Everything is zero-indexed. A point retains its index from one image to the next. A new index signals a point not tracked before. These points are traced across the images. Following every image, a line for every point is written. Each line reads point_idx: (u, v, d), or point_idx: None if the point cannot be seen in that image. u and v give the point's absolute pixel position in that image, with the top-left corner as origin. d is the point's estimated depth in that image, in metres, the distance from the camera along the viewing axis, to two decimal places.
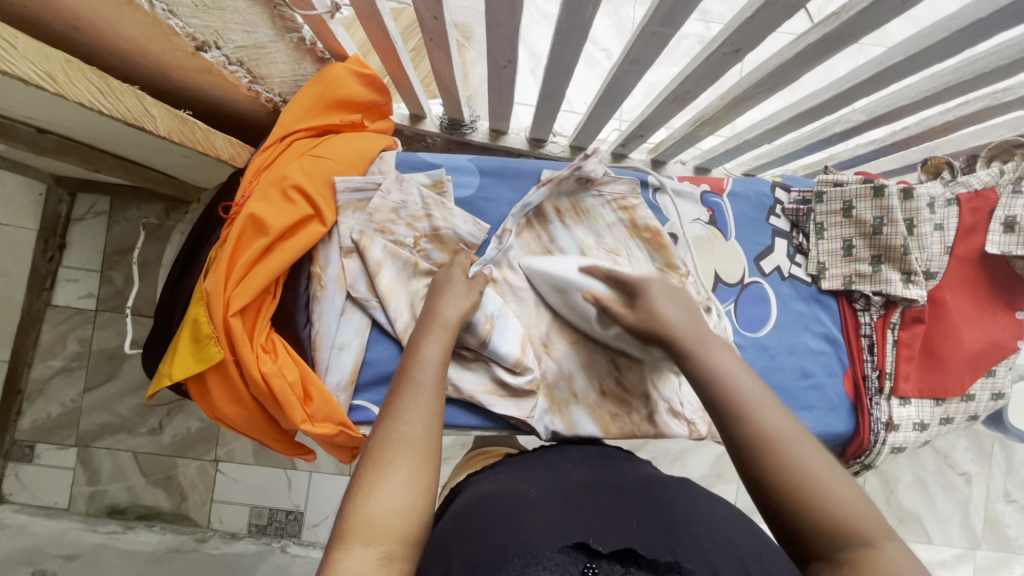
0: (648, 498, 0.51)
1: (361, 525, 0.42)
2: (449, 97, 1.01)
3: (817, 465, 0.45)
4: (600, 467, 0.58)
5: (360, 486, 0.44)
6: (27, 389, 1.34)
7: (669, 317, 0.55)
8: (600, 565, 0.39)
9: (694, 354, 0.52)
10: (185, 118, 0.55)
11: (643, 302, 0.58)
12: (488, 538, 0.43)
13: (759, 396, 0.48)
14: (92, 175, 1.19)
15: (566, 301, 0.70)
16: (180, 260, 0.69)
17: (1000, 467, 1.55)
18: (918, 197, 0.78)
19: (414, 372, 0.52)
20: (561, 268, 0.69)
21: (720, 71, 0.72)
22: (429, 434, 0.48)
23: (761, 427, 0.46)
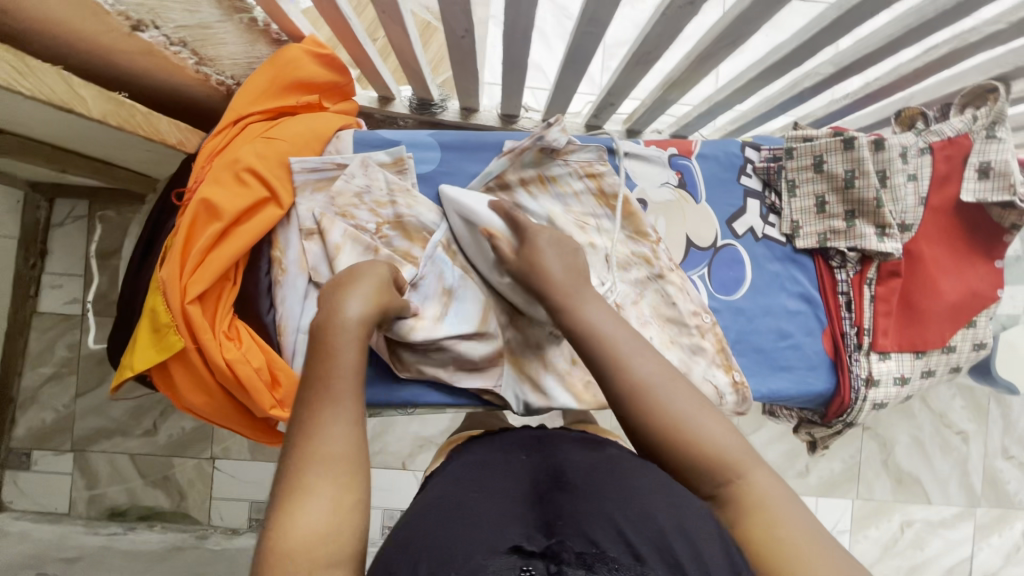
0: (580, 480, 0.44)
1: (284, 562, 0.37)
2: (414, 75, 0.99)
3: (664, 384, 0.49)
4: (542, 450, 0.51)
5: (277, 515, 0.39)
6: (18, 397, 1.33)
7: (549, 267, 0.57)
8: (536, 567, 0.35)
9: (568, 304, 0.54)
10: (121, 100, 0.53)
11: (529, 248, 0.60)
12: (430, 539, 0.38)
13: (628, 347, 0.50)
14: (66, 178, 1.17)
15: (471, 241, 0.69)
16: (139, 251, 0.68)
17: (997, 424, 1.55)
18: (890, 148, 0.76)
19: (326, 381, 0.44)
20: (471, 204, 0.68)
21: (681, 26, 0.71)
22: (350, 448, 0.42)
23: (637, 380, 0.49)
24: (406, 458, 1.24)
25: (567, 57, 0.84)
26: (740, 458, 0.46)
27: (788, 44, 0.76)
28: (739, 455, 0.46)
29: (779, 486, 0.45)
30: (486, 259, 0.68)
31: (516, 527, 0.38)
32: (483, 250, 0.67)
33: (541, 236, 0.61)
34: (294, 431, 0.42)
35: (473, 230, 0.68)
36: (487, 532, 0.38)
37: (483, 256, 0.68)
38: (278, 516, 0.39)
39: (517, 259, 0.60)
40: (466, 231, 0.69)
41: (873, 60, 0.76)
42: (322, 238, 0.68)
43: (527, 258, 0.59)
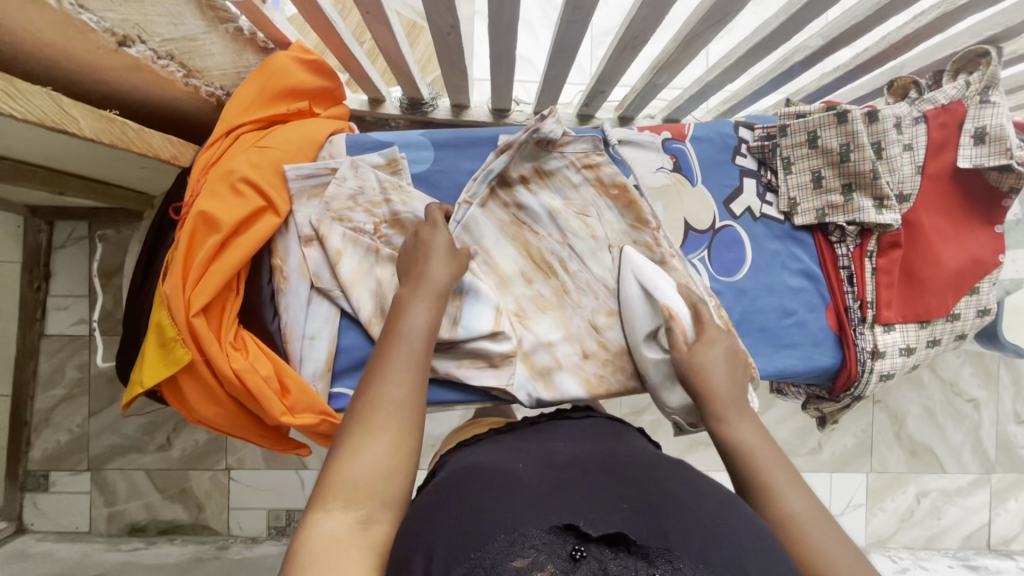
0: (635, 472, 0.44)
1: (346, 488, 0.43)
2: (403, 74, 0.99)
3: (816, 522, 0.45)
4: (593, 444, 0.51)
5: (348, 447, 0.45)
6: (32, 420, 1.34)
7: (718, 379, 0.58)
8: (589, 549, 0.36)
9: (723, 416, 0.55)
10: (111, 117, 0.54)
11: (701, 347, 0.61)
12: (470, 514, 0.39)
13: (783, 478, 0.48)
14: (63, 200, 1.18)
15: (643, 308, 0.69)
16: (140, 267, 0.68)
17: (1008, 389, 1.54)
18: (884, 119, 0.76)
19: (403, 336, 0.53)
20: (659, 280, 0.69)
21: (666, 9, 0.70)
22: (413, 400, 0.49)
23: (784, 509, 0.46)
24: (420, 458, 1.25)
25: (554, 47, 0.84)
26: None
27: (776, 20, 0.76)
28: None
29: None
30: (640, 330, 0.69)
31: (562, 506, 0.39)
32: (649, 324, 0.69)
33: (719, 340, 0.61)
34: (369, 379, 0.49)
35: (652, 302, 0.68)
36: (529, 510, 0.39)
37: (643, 327, 0.69)
38: (346, 447, 0.45)
39: (688, 351, 0.61)
40: (643, 299, 0.69)
41: (862, 30, 0.76)
42: (322, 243, 0.69)
43: (703, 354, 0.60)
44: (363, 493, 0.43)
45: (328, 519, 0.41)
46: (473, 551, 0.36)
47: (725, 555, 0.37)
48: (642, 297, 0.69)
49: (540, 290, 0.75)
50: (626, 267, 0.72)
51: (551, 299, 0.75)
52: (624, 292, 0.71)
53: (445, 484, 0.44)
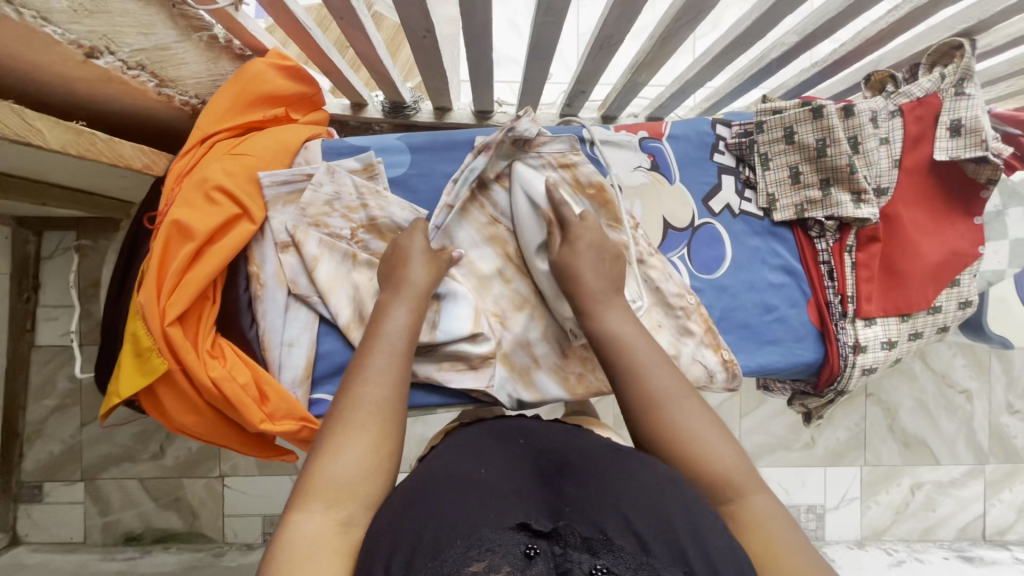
0: (593, 464, 0.44)
1: (326, 486, 0.44)
2: (383, 78, 0.99)
3: (679, 403, 0.51)
4: (557, 434, 0.51)
5: (328, 446, 0.46)
6: (24, 431, 1.34)
7: (587, 270, 0.61)
8: (541, 545, 0.37)
9: (593, 312, 0.59)
10: (80, 129, 0.53)
11: (570, 243, 0.64)
12: (425, 515, 0.39)
13: (652, 365, 0.53)
14: (48, 211, 1.17)
15: (530, 220, 0.72)
16: (116, 277, 0.68)
17: (1000, 379, 1.54)
18: (860, 113, 0.76)
19: (382, 338, 0.54)
20: (537, 186, 0.72)
21: (638, 8, 0.70)
22: (394, 400, 0.50)
23: (651, 390, 0.52)
24: (412, 461, 1.25)
25: (531, 49, 0.84)
26: (745, 480, 0.47)
27: (749, 18, 0.76)
28: (743, 478, 0.47)
29: (779, 514, 0.46)
30: (531, 241, 0.71)
31: (517, 503, 0.40)
32: (537, 235, 0.71)
33: (591, 225, 0.66)
34: (348, 380, 0.50)
35: (537, 211, 0.72)
36: (483, 510, 0.39)
37: (532, 238, 0.71)
38: (327, 446, 0.46)
39: (560, 250, 0.65)
40: (530, 211, 0.72)
41: (836, 26, 0.76)
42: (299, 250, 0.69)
43: (573, 243, 0.64)
44: (343, 492, 0.44)
45: (310, 518, 0.42)
46: (430, 559, 0.36)
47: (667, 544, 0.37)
48: (529, 209, 0.72)
49: (517, 290, 0.74)
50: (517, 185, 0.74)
51: (529, 299, 0.74)
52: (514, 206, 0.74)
53: (407, 486, 0.44)
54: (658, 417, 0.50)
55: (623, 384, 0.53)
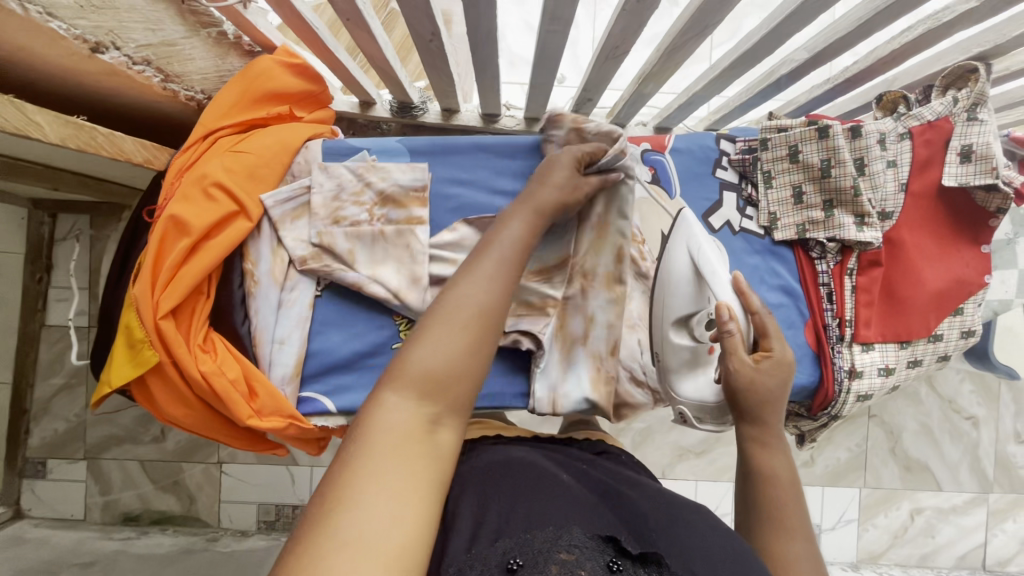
0: (665, 506, 0.48)
1: (425, 381, 0.41)
2: (391, 79, 0.99)
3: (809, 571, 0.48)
4: (610, 471, 0.55)
5: (434, 342, 0.42)
6: (32, 408, 1.37)
7: (762, 387, 0.56)
8: (624, 564, 0.41)
9: (766, 442, 0.56)
10: (80, 124, 0.54)
11: (769, 368, 0.57)
12: (520, 503, 0.44)
13: (800, 523, 0.51)
14: (60, 195, 1.20)
15: (684, 288, 0.67)
16: (114, 269, 0.69)
17: (1009, 408, 1.51)
18: (867, 135, 0.75)
19: (496, 243, 0.49)
20: (715, 261, 0.65)
21: (644, 21, 0.70)
22: (498, 307, 0.45)
23: (781, 549, 0.49)
24: None
25: (537, 56, 0.83)
26: None
27: (758, 34, 0.76)
28: None
29: None
30: (676, 309, 0.67)
31: (604, 522, 0.44)
32: (688, 307, 0.67)
33: (784, 358, 0.58)
34: (457, 277, 0.45)
35: (700, 283, 0.66)
36: (574, 515, 0.43)
37: (679, 309, 0.67)
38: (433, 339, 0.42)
39: (747, 367, 0.57)
40: (691, 279, 0.67)
41: (847, 45, 0.74)
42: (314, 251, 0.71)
43: (767, 374, 0.56)
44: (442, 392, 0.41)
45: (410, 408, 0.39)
46: (523, 530, 0.41)
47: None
48: (691, 275, 0.67)
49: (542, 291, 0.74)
50: (681, 236, 0.70)
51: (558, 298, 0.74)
52: (672, 258, 0.69)
53: (499, 468, 0.49)
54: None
55: (764, 520, 0.52)
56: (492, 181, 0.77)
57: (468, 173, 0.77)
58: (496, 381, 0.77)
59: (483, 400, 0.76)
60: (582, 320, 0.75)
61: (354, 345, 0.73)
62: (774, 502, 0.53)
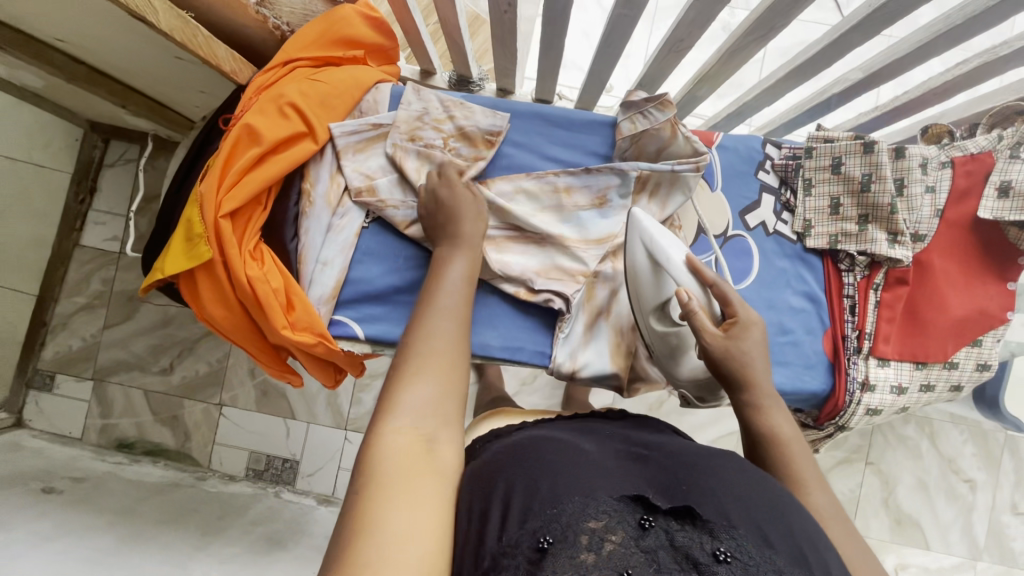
0: (701, 453, 0.50)
1: (434, 319, 0.54)
2: (456, 50, 1.03)
3: (834, 521, 0.52)
4: (644, 431, 0.57)
5: (427, 299, 0.56)
6: (51, 322, 1.40)
7: (753, 360, 0.61)
8: (656, 519, 0.41)
9: (759, 406, 0.59)
10: (186, 19, 0.62)
11: (738, 333, 0.61)
12: (538, 475, 0.43)
13: (812, 474, 0.54)
14: (124, 120, 1.25)
15: (648, 278, 0.70)
16: (183, 172, 0.74)
17: (1008, 477, 1.50)
18: (910, 157, 0.77)
19: (438, 294, 0.57)
20: (669, 246, 0.67)
21: (714, 14, 0.74)
22: (456, 342, 0.53)
23: (810, 505, 0.52)
24: None
25: (603, 41, 0.88)
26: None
27: (818, 46, 0.79)
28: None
29: None
30: (648, 300, 0.70)
31: (629, 480, 0.44)
32: (656, 297, 0.70)
33: (749, 319, 0.62)
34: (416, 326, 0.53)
35: (659, 271, 0.69)
36: (597, 476, 0.43)
37: (650, 299, 0.70)
38: (428, 301, 0.57)
39: (723, 343, 0.61)
40: (650, 268, 0.69)
41: (902, 68, 0.78)
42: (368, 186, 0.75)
43: (739, 340, 0.61)
44: (452, 321, 0.54)
45: (427, 340, 0.52)
46: (549, 506, 0.40)
47: (791, 543, 0.41)
48: (649, 264, 0.69)
49: (575, 258, 0.77)
50: (633, 232, 0.71)
51: (588, 269, 0.77)
52: (630, 254, 0.71)
53: (521, 445, 0.49)
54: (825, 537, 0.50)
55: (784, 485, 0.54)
56: (544, 147, 0.82)
57: (523, 137, 0.82)
58: (519, 336, 0.79)
59: (503, 350, 0.78)
60: (608, 292, 0.78)
61: (390, 280, 0.77)
62: (782, 462, 0.56)
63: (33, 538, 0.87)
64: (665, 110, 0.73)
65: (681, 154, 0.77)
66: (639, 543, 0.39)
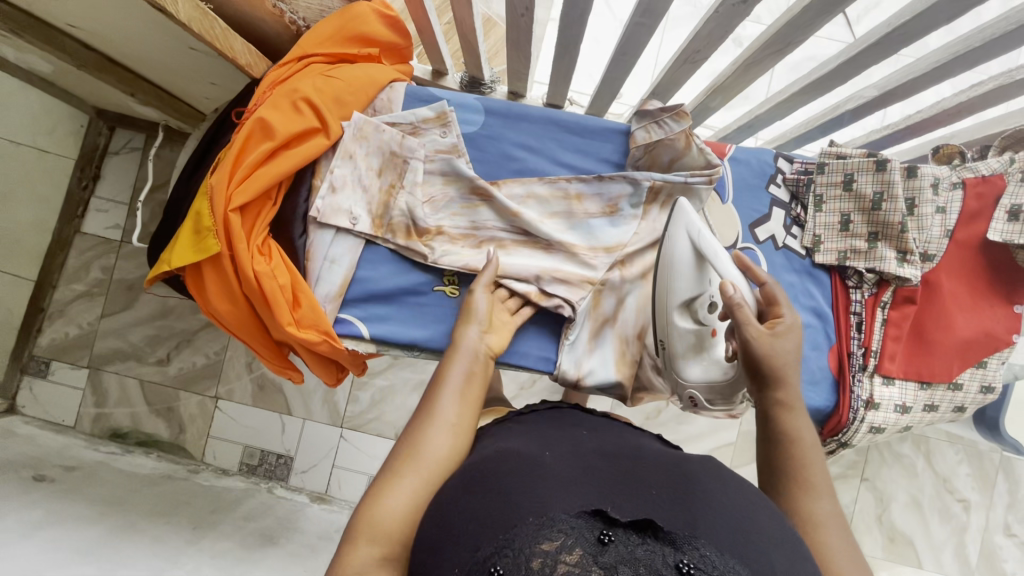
0: (667, 467, 0.49)
1: (429, 430, 0.53)
2: (470, 51, 1.03)
3: (834, 526, 0.51)
4: (612, 438, 0.56)
5: (428, 407, 0.55)
6: (49, 308, 1.38)
7: (791, 358, 0.60)
8: (615, 533, 0.39)
9: (791, 405, 0.59)
10: (205, 11, 0.62)
11: (782, 330, 0.62)
12: (495, 499, 0.43)
13: (824, 480, 0.54)
14: (130, 108, 1.24)
15: (687, 270, 0.68)
16: (192, 163, 0.75)
17: (1002, 499, 1.50)
18: (922, 177, 0.77)
19: (437, 401, 0.56)
20: (714, 242, 0.68)
21: (732, 26, 0.73)
22: (447, 452, 0.52)
23: (811, 509, 0.52)
24: None
25: (617, 49, 0.88)
26: None
27: (832, 62, 0.79)
28: None
29: None
30: (679, 294, 0.68)
31: (589, 493, 0.43)
32: (690, 290, 0.68)
33: (794, 322, 0.63)
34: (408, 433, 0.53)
35: (701, 264, 0.68)
36: (557, 492, 0.43)
37: (683, 292, 0.68)
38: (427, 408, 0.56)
39: (768, 338, 0.60)
40: (694, 260, 0.68)
41: (917, 88, 0.78)
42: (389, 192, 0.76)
43: (784, 338, 0.61)
44: (448, 436, 0.53)
45: (414, 453, 0.51)
46: (501, 533, 0.39)
47: (757, 551, 0.42)
48: (692, 256, 0.68)
49: (582, 266, 0.77)
50: (678, 221, 0.70)
51: (596, 276, 0.77)
52: (671, 244, 0.70)
53: (473, 469, 0.48)
54: (816, 540, 0.50)
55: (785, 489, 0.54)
56: (557, 153, 0.82)
57: (537, 142, 0.82)
58: (525, 341, 0.78)
59: (509, 356, 0.78)
60: (614, 301, 0.78)
61: (399, 281, 0.77)
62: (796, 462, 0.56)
63: (22, 526, 0.86)
64: (681, 121, 0.73)
65: (693, 165, 0.77)
66: (598, 559, 0.37)
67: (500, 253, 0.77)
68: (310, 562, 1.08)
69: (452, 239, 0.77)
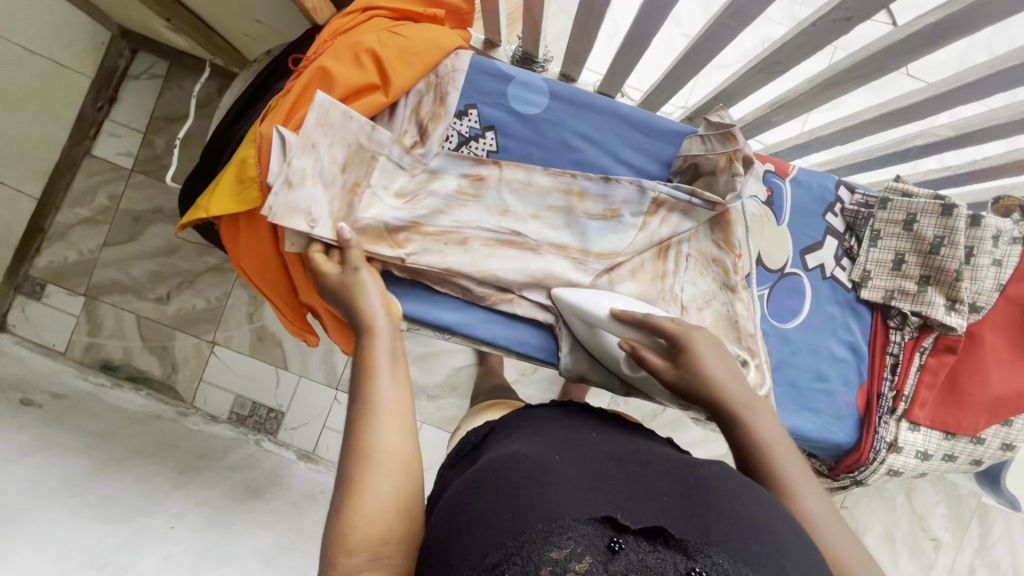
0: (677, 469, 0.46)
1: (376, 424, 0.47)
2: (530, 24, 0.97)
3: (830, 521, 0.48)
4: (620, 439, 0.54)
5: (364, 397, 0.48)
6: (49, 230, 1.32)
7: (713, 375, 0.53)
8: (625, 540, 0.37)
9: (742, 414, 0.53)
10: None
11: (682, 355, 0.55)
12: (504, 507, 0.40)
13: (802, 476, 0.50)
14: (161, 33, 1.17)
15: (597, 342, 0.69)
16: (236, 106, 0.72)
17: (972, 542, 1.52)
18: (985, 227, 0.75)
19: (375, 380, 0.49)
20: (592, 305, 0.67)
21: (825, 42, 0.70)
22: (404, 439, 0.46)
23: (804, 512, 0.48)
24: (431, 416, 1.33)
25: (693, 47, 0.83)
26: None
27: (917, 95, 0.75)
28: None
29: None
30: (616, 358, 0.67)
31: (597, 498, 0.41)
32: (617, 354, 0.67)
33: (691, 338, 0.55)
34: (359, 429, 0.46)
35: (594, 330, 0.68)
36: (569, 497, 0.40)
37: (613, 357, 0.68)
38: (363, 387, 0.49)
39: (670, 372, 0.55)
40: (590, 331, 0.69)
41: (997, 135, 0.75)
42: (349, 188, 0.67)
43: (686, 365, 0.54)
44: (397, 424, 0.47)
45: (375, 453, 0.45)
46: (510, 538, 0.37)
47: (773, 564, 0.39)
48: (585, 322, 0.69)
49: (573, 271, 0.74)
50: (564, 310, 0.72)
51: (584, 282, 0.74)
52: (576, 332, 0.71)
53: (482, 472, 0.46)
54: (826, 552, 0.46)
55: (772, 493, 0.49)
56: (618, 149, 0.79)
57: (598, 134, 0.79)
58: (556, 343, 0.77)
59: (539, 352, 0.76)
60: None
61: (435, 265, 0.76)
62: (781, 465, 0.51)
63: (11, 451, 0.83)
64: (728, 143, 0.70)
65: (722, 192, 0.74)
66: (607, 567, 0.34)
67: (488, 255, 0.72)
68: (294, 521, 1.07)
69: (432, 237, 0.71)
